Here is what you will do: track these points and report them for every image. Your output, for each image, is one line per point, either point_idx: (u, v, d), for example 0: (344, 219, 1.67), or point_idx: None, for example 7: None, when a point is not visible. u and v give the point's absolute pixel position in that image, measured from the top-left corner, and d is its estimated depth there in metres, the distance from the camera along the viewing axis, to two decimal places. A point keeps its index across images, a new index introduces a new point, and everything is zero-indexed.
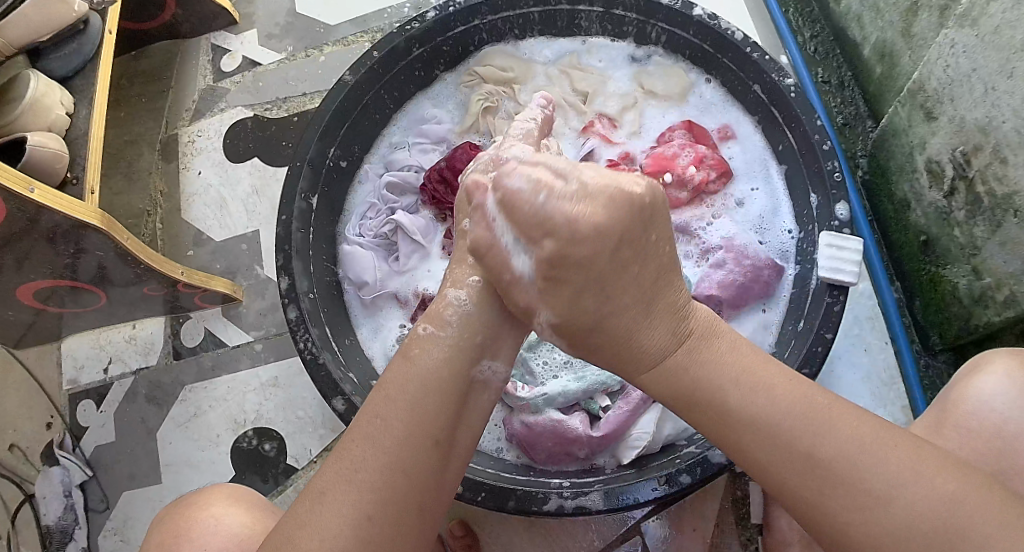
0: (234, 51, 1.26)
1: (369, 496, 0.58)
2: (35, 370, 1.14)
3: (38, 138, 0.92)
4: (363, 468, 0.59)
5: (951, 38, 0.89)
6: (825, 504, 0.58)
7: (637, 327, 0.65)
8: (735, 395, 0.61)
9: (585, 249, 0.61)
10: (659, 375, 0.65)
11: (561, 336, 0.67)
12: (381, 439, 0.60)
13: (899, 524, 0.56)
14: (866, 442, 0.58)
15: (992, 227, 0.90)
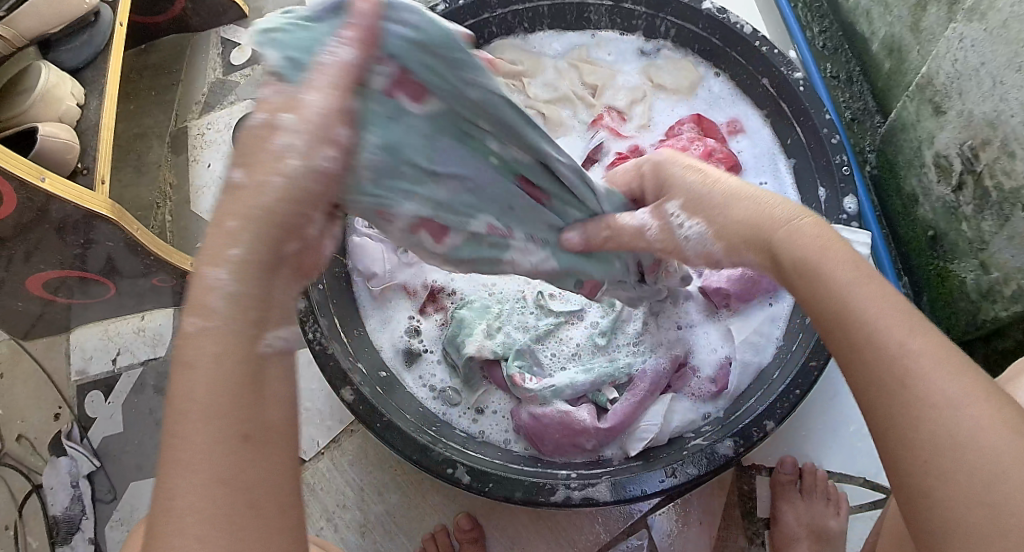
0: (243, 45, 1.27)
1: (195, 518, 0.47)
2: (43, 361, 1.15)
3: (48, 128, 0.92)
4: (176, 494, 0.47)
5: (960, 32, 0.89)
6: (890, 426, 0.52)
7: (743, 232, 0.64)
8: (848, 291, 0.56)
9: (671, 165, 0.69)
10: (798, 241, 0.61)
11: (694, 207, 0.66)
12: (212, 456, 0.48)
13: (957, 462, 0.50)
14: (946, 372, 0.52)
15: (1000, 222, 0.90)
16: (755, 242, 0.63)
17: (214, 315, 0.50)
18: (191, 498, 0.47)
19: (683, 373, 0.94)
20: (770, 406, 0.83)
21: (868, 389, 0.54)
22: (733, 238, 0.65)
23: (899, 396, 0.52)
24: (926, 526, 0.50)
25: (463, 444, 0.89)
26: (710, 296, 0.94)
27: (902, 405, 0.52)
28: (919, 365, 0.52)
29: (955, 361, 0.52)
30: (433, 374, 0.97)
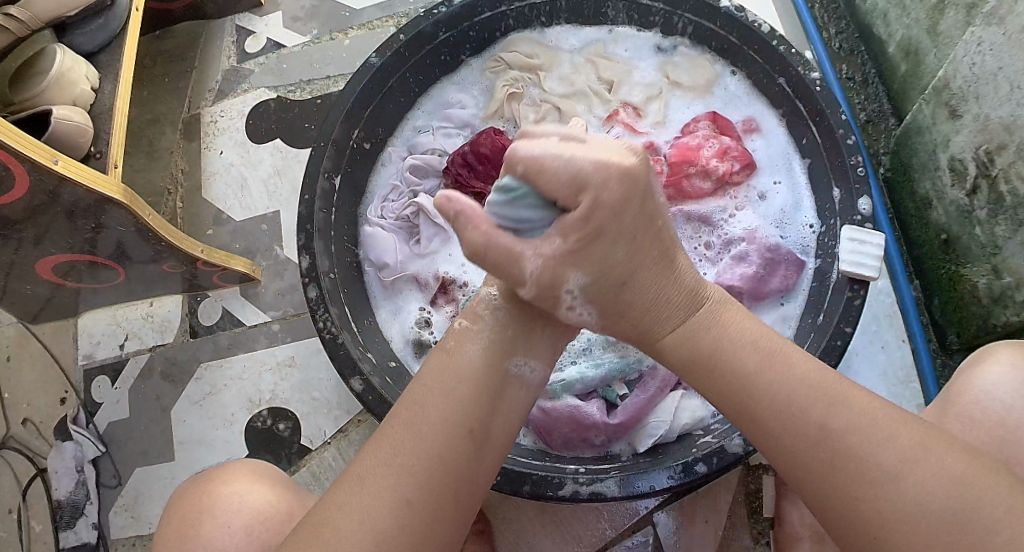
0: (258, 33, 1.27)
1: (408, 480, 0.58)
2: (50, 345, 1.15)
3: (62, 111, 0.92)
4: (399, 454, 0.59)
5: (978, 36, 0.89)
6: (837, 496, 0.57)
7: (653, 284, 0.67)
8: (755, 384, 0.61)
9: (626, 209, 0.63)
10: (679, 347, 0.66)
11: (594, 294, 0.67)
12: (420, 427, 0.61)
13: (910, 523, 0.55)
14: (870, 444, 0.58)
15: (1014, 227, 0.90)
16: (635, 333, 0.68)
17: (479, 318, 0.69)
18: (393, 465, 0.59)
19: None
20: None
21: (808, 476, 0.59)
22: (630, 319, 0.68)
23: (857, 467, 0.57)
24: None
25: None
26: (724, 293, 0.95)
27: (859, 471, 0.57)
28: (846, 439, 0.58)
29: (877, 426, 0.58)
30: None
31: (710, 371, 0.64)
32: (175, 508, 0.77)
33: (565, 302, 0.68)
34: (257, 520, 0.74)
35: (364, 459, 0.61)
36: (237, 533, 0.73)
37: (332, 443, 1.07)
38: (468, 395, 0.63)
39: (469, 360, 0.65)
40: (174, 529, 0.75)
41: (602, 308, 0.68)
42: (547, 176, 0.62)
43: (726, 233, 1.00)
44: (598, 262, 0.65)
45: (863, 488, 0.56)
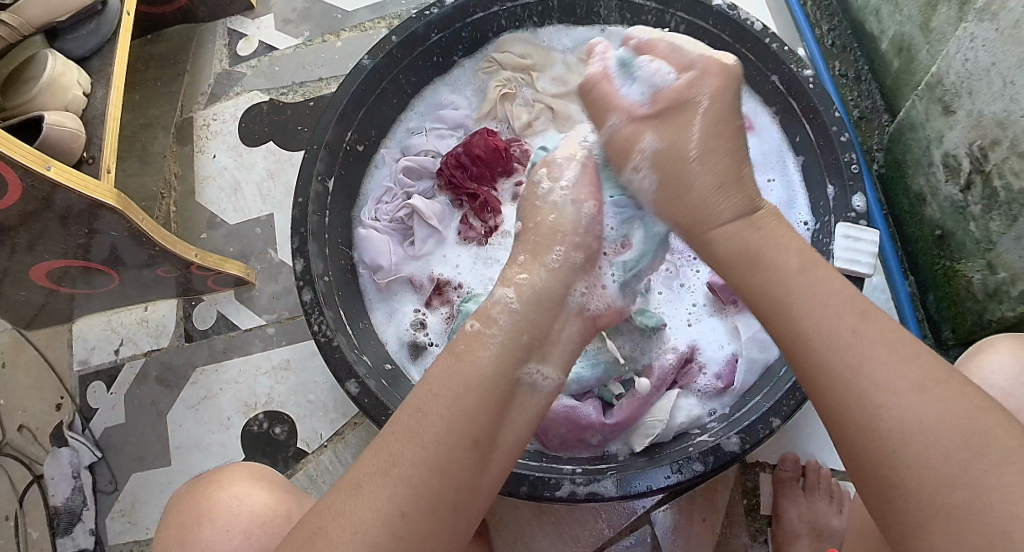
0: (250, 36, 1.27)
1: (405, 491, 0.57)
2: (45, 351, 1.15)
3: (54, 117, 0.92)
4: (399, 462, 0.58)
5: (971, 32, 0.89)
6: (852, 420, 0.55)
7: (718, 177, 0.69)
8: (790, 299, 0.60)
9: (708, 88, 0.70)
10: (733, 238, 0.66)
11: (668, 164, 0.71)
12: (420, 436, 0.59)
13: (921, 449, 0.52)
14: (897, 381, 0.54)
15: (1008, 222, 0.90)
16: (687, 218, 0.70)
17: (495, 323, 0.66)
18: (391, 476, 0.57)
19: (690, 370, 0.93)
20: (777, 403, 0.83)
21: (832, 387, 0.56)
22: (678, 212, 0.71)
23: (860, 391, 0.55)
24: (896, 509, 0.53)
25: None
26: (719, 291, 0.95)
27: (864, 396, 0.55)
28: (866, 352, 0.56)
29: (910, 360, 0.55)
30: None
31: (754, 267, 0.64)
32: (175, 509, 0.77)
33: (635, 161, 0.73)
34: (256, 523, 0.74)
35: (363, 467, 0.59)
36: (236, 537, 0.73)
37: (328, 446, 1.06)
38: (470, 402, 0.61)
39: (478, 366, 0.63)
40: (176, 527, 0.75)
41: (666, 197, 0.72)
42: (660, 49, 0.73)
43: None
44: (688, 129, 0.70)
45: (876, 407, 0.54)
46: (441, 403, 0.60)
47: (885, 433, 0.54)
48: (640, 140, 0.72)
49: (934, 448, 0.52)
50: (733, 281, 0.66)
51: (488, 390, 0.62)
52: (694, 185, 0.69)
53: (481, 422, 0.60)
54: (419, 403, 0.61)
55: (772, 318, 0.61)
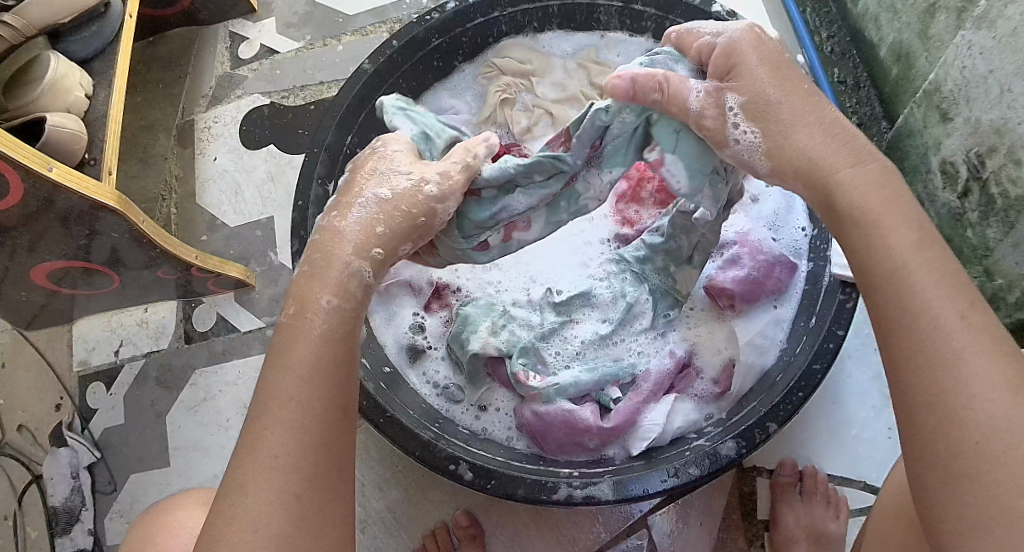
0: (251, 39, 1.27)
1: (296, 477, 0.57)
2: (45, 352, 1.15)
3: (57, 118, 0.92)
4: (283, 454, 0.57)
5: (969, 40, 0.89)
6: (937, 408, 0.54)
7: (826, 141, 0.63)
8: (904, 254, 0.58)
9: (748, 43, 0.66)
10: (856, 189, 0.61)
11: (756, 116, 0.65)
12: (300, 422, 0.58)
13: (1008, 447, 0.52)
14: (987, 346, 0.54)
15: (1005, 229, 0.90)
16: (806, 174, 0.63)
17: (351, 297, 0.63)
18: (273, 466, 0.57)
19: (688, 374, 0.93)
20: (774, 407, 0.84)
21: (917, 366, 0.56)
22: (786, 162, 0.64)
23: (946, 384, 0.54)
24: (966, 500, 0.52)
25: (467, 442, 0.89)
26: (716, 295, 0.95)
27: (954, 391, 0.54)
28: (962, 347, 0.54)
29: (1000, 347, 0.55)
30: (437, 370, 0.97)
31: (868, 228, 0.60)
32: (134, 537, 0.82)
33: (731, 120, 0.65)
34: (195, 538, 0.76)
35: (244, 464, 0.57)
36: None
37: None
38: (331, 375, 0.60)
39: (318, 334, 0.61)
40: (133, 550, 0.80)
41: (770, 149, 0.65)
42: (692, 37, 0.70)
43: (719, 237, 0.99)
44: (757, 83, 0.65)
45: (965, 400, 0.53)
46: (302, 385, 0.59)
47: (954, 395, 0.54)
48: (723, 103, 0.66)
49: (1001, 419, 0.52)
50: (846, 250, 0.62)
51: (343, 355, 0.62)
52: (787, 132, 0.64)
53: (344, 389, 0.61)
54: (277, 390, 0.59)
55: (878, 281, 0.58)
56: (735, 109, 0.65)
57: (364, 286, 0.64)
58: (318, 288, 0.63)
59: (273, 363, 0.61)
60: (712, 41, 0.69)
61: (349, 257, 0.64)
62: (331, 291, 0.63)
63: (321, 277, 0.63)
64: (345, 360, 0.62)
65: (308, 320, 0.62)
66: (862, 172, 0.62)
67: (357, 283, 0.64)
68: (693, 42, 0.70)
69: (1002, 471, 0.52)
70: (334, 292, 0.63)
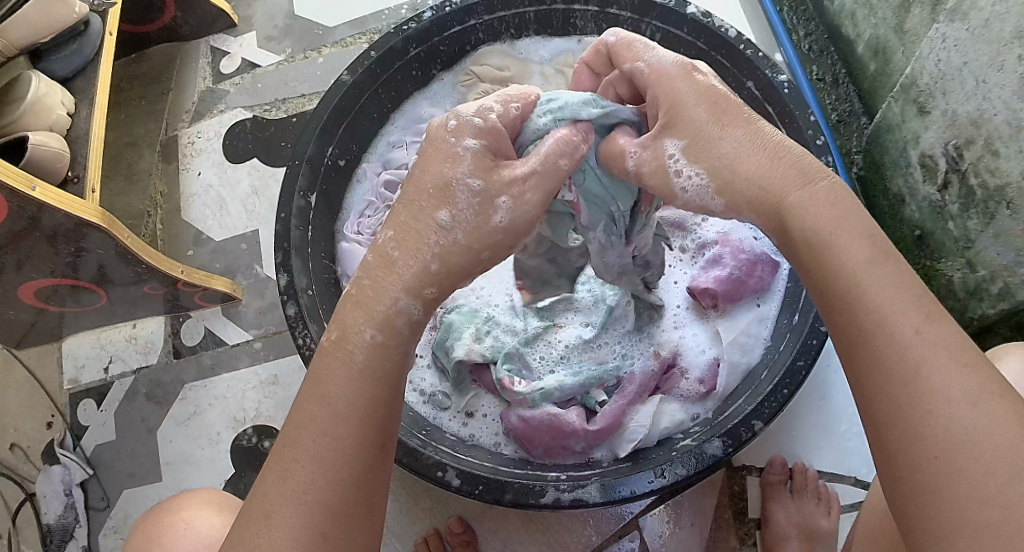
0: (233, 53, 1.28)
1: (322, 513, 0.54)
2: (36, 370, 1.15)
3: (38, 137, 0.92)
4: (312, 489, 0.54)
5: (942, 33, 0.90)
6: (898, 415, 0.52)
7: (769, 168, 0.60)
8: (857, 273, 0.55)
9: (680, 80, 0.62)
10: (808, 207, 0.58)
11: (695, 154, 0.61)
12: (329, 457, 0.55)
13: (971, 460, 0.49)
14: (941, 356, 0.51)
15: (985, 220, 0.91)
16: (763, 205, 0.60)
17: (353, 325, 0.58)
18: (301, 496, 0.54)
19: (672, 375, 0.93)
20: (757, 407, 0.84)
21: (880, 374, 0.53)
22: (737, 197, 0.61)
23: (909, 391, 0.52)
24: (927, 511, 0.50)
25: (454, 448, 0.89)
26: (698, 295, 0.95)
27: (914, 398, 0.51)
28: (926, 352, 0.52)
29: (967, 353, 0.52)
30: (423, 378, 0.97)
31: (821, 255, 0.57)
32: (141, 533, 0.83)
33: (675, 169, 0.62)
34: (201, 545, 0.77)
35: (269, 493, 0.55)
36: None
37: None
38: (370, 409, 0.57)
39: (359, 367, 0.57)
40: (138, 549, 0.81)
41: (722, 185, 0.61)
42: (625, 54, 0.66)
43: (700, 237, 1.00)
44: (691, 117, 0.61)
45: (924, 411, 0.51)
46: (335, 417, 0.56)
47: (912, 408, 0.51)
48: (662, 151, 0.62)
49: (961, 434, 0.50)
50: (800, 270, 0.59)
51: (383, 386, 0.58)
52: (732, 164, 0.60)
53: (387, 423, 0.58)
54: (314, 420, 0.56)
55: (834, 298, 0.56)
56: (675, 155, 0.62)
57: (413, 323, 0.59)
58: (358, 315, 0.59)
59: (310, 388, 0.58)
60: (645, 68, 0.64)
61: (401, 293, 0.59)
62: (377, 324, 0.58)
63: (366, 307, 0.59)
64: (386, 395, 0.57)
65: (347, 351, 0.58)
66: (811, 194, 0.58)
67: (405, 321, 0.59)
68: (628, 60, 0.65)
69: (962, 484, 0.49)
70: (379, 326, 0.58)
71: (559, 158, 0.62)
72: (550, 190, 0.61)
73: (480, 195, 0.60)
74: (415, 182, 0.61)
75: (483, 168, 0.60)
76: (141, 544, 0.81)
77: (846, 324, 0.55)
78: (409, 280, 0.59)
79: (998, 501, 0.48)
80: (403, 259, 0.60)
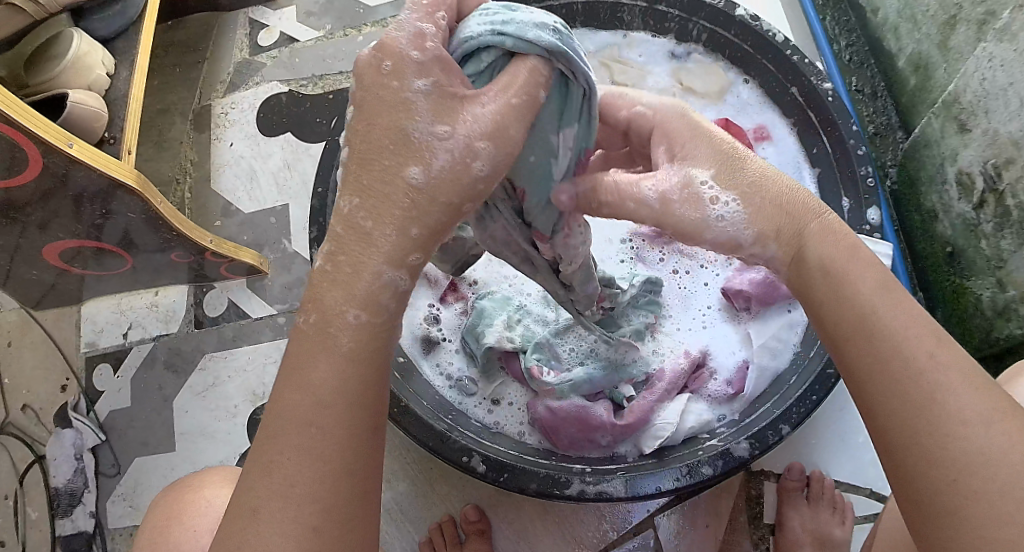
0: (271, 27, 1.27)
1: (312, 507, 0.53)
2: (53, 332, 1.14)
3: (77, 95, 0.91)
4: (299, 482, 0.53)
5: (989, 52, 0.90)
6: (916, 440, 0.52)
7: (780, 205, 0.61)
8: (871, 301, 0.56)
9: (680, 118, 0.63)
10: (823, 243, 0.59)
11: (729, 183, 0.61)
12: (314, 448, 0.53)
13: (987, 480, 0.49)
14: (954, 381, 0.52)
15: (1020, 241, 0.91)
16: (789, 232, 0.61)
17: (383, 311, 0.55)
18: (291, 490, 0.53)
19: (701, 375, 0.94)
20: (785, 411, 0.84)
21: (895, 403, 0.53)
22: (769, 225, 0.60)
23: (926, 413, 0.52)
24: (951, 533, 0.50)
25: (479, 434, 0.89)
26: (732, 297, 0.96)
27: (929, 421, 0.51)
28: (942, 378, 0.52)
29: (975, 375, 0.52)
30: (450, 362, 0.97)
31: (840, 294, 0.57)
32: (157, 514, 0.82)
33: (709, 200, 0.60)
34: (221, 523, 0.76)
35: (253, 489, 0.53)
36: (204, 536, 0.76)
37: None
38: (358, 395, 0.54)
39: (343, 351, 0.54)
40: (154, 527, 0.80)
41: (756, 209, 0.60)
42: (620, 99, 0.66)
43: None
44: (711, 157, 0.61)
45: (938, 436, 0.51)
46: (322, 408, 0.53)
47: (927, 434, 0.51)
48: (693, 179, 0.60)
49: (979, 456, 0.50)
50: (805, 293, 0.60)
51: (370, 370, 0.55)
52: (759, 191, 0.61)
53: (376, 404, 0.56)
54: (292, 408, 0.54)
55: (847, 333, 0.56)
56: (709, 182, 0.60)
57: (399, 296, 0.55)
58: (336, 294, 0.54)
59: (291, 371, 0.55)
60: (647, 109, 0.64)
61: (384, 266, 0.54)
62: (360, 303, 0.54)
63: (347, 286, 0.54)
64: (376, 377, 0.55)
65: (330, 335, 0.54)
66: (826, 227, 0.60)
67: (390, 295, 0.55)
68: (622, 107, 0.65)
69: (983, 505, 0.49)
70: (363, 306, 0.54)
71: (538, 88, 0.55)
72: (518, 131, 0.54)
73: (454, 132, 0.53)
74: (364, 137, 0.54)
75: (445, 111, 0.53)
76: (160, 516, 0.80)
77: (862, 356, 0.55)
78: (389, 251, 0.54)
79: (1016, 519, 0.48)
80: (378, 229, 0.54)
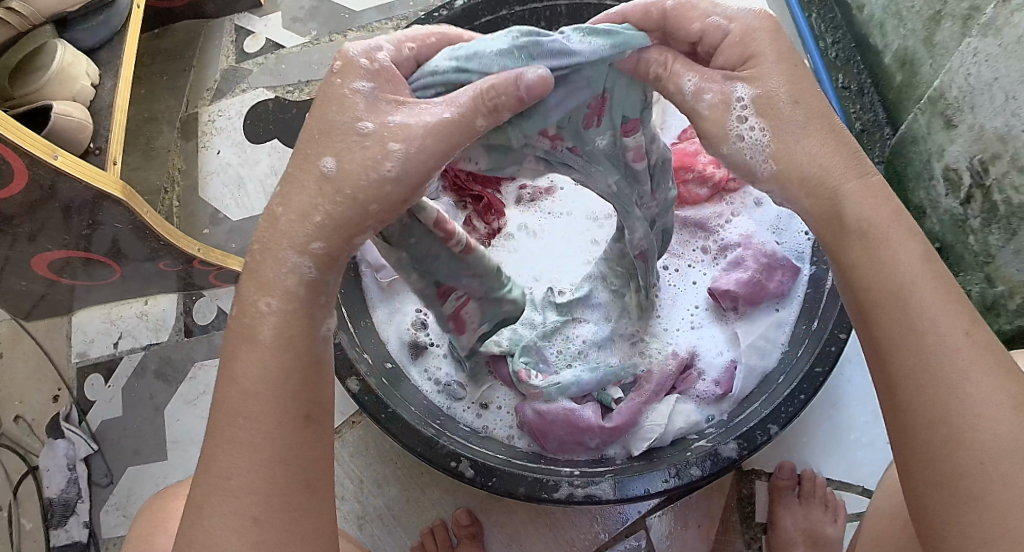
0: (257, 33, 1.27)
1: (251, 497, 0.54)
2: (44, 342, 1.15)
3: (62, 107, 0.91)
4: (236, 473, 0.55)
5: (974, 47, 0.90)
6: (941, 426, 0.53)
7: (834, 149, 0.57)
8: (913, 271, 0.54)
9: (764, 32, 0.57)
10: (863, 200, 0.56)
11: (764, 111, 0.57)
12: (250, 438, 0.55)
13: (1013, 468, 0.51)
14: (987, 367, 0.53)
15: (1008, 235, 0.91)
16: (821, 189, 0.57)
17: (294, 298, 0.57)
18: (228, 482, 0.55)
19: (689, 375, 0.93)
20: (773, 411, 0.84)
21: (924, 388, 0.53)
22: (794, 171, 0.57)
23: (954, 400, 0.53)
24: (970, 520, 0.51)
25: (467, 439, 0.89)
26: (719, 297, 0.95)
27: (959, 408, 0.52)
28: (970, 365, 0.53)
29: (1003, 365, 0.53)
30: (438, 367, 0.97)
31: (874, 262, 0.56)
32: (143, 524, 0.82)
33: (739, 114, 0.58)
34: None
35: (200, 485, 0.55)
36: None
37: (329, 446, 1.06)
38: (283, 386, 0.56)
39: (266, 342, 0.57)
40: (140, 535, 0.80)
41: (787, 152, 0.57)
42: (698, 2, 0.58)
43: (722, 238, 1.01)
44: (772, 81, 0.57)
45: (966, 422, 0.52)
46: (248, 397, 0.55)
47: (956, 420, 0.52)
48: (730, 93, 0.57)
49: (1004, 445, 0.51)
50: (833, 251, 0.58)
51: (293, 361, 0.57)
52: (796, 143, 0.57)
53: (308, 394, 0.57)
54: (227, 404, 0.56)
55: (879, 299, 0.56)
56: (744, 103, 0.57)
57: (307, 283, 0.57)
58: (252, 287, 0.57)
59: (224, 372, 0.57)
60: (722, 19, 0.58)
61: (290, 253, 0.57)
62: (274, 294, 0.57)
63: (260, 278, 0.57)
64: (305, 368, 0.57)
65: (250, 328, 0.57)
66: (866, 185, 0.57)
67: (299, 282, 0.57)
68: (694, 19, 0.58)
69: (1007, 493, 0.51)
70: (277, 294, 0.57)
71: (476, 114, 0.55)
72: (452, 131, 0.55)
73: None
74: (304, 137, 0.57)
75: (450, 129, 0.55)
76: (148, 525, 0.80)
77: (897, 329, 0.55)
78: (296, 236, 0.56)
79: None
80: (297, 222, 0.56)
